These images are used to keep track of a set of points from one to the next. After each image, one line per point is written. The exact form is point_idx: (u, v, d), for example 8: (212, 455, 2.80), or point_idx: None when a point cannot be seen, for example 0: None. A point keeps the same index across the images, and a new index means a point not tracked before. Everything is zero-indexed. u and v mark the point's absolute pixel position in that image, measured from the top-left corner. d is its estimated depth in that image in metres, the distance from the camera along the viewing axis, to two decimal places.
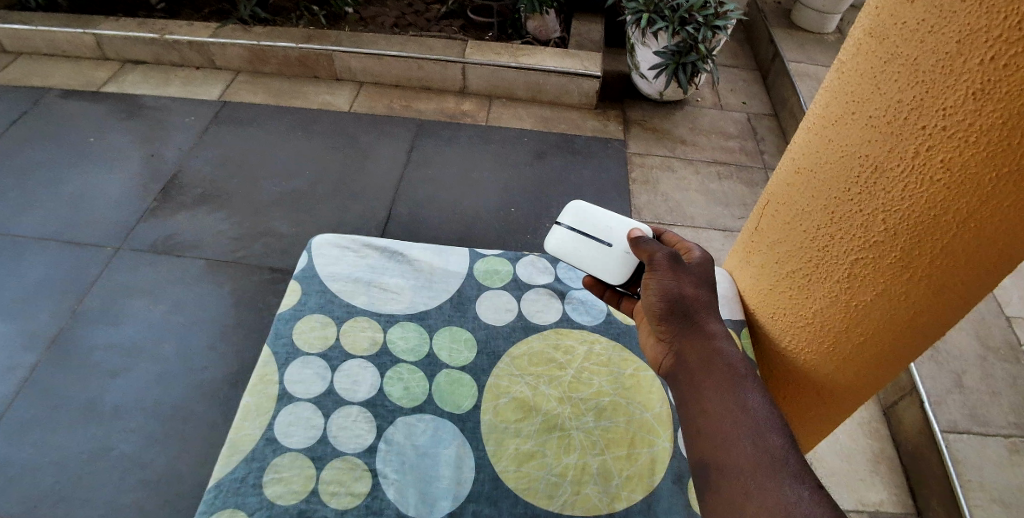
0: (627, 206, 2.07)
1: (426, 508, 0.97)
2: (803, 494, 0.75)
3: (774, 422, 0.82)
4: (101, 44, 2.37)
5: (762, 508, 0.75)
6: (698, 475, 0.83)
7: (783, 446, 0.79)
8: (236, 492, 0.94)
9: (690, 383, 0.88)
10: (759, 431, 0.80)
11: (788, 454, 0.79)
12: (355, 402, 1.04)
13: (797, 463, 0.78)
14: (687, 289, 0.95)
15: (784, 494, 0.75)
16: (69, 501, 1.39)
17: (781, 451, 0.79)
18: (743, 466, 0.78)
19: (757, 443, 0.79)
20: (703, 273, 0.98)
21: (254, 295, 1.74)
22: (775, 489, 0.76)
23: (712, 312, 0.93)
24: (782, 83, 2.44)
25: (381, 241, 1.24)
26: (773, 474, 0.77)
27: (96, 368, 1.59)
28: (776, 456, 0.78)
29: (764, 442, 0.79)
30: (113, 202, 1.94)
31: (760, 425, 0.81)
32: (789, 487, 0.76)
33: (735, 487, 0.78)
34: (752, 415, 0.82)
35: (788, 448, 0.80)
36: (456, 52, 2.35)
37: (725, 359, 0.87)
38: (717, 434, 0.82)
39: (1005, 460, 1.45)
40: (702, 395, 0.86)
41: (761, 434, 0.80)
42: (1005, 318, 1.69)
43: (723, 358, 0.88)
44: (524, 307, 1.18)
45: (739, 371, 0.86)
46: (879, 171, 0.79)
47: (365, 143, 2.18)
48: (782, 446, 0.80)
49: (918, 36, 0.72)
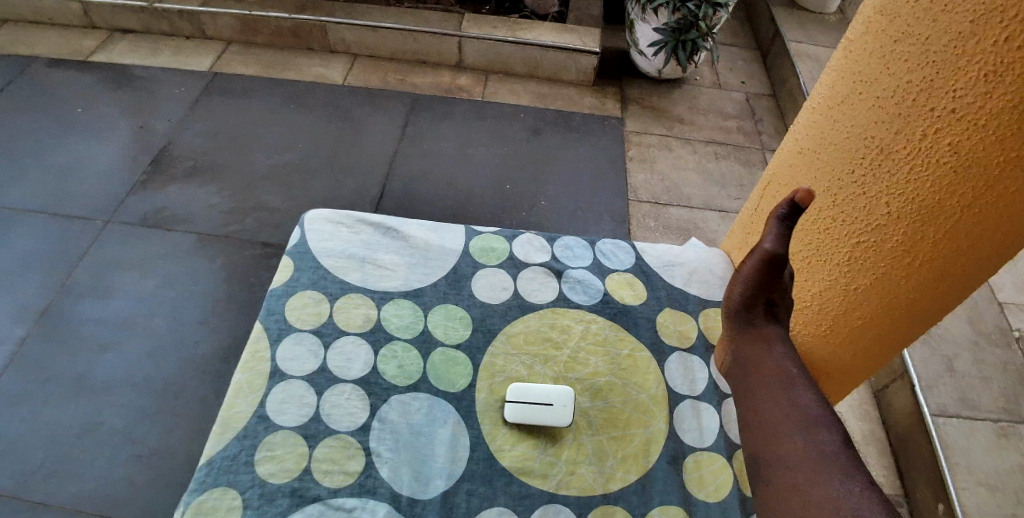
0: (623, 186, 2.05)
1: (420, 487, 0.96)
2: (852, 489, 0.79)
3: (826, 417, 0.86)
4: (89, 12, 2.30)
5: (808, 500, 0.80)
6: (752, 468, 0.89)
7: (835, 443, 0.83)
8: (228, 469, 0.93)
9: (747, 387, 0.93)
10: (809, 426, 0.85)
11: (839, 450, 0.83)
12: (348, 380, 1.03)
13: (848, 459, 0.82)
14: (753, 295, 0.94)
15: (831, 489, 0.79)
16: (61, 475, 1.38)
17: (833, 448, 0.83)
18: (791, 462, 0.84)
19: (802, 440, 0.84)
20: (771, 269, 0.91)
21: (246, 271, 1.72)
22: (824, 484, 0.80)
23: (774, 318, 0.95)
24: (782, 63, 2.42)
25: (376, 217, 1.20)
26: (824, 471, 0.81)
27: (86, 342, 1.57)
28: (828, 453, 0.82)
29: (815, 438, 0.84)
30: (103, 173, 1.91)
31: (810, 420, 0.86)
32: (837, 484, 0.79)
33: (785, 483, 0.83)
34: (802, 411, 0.87)
35: (839, 445, 0.83)
36: (452, 26, 2.30)
37: (774, 363, 0.92)
38: (770, 433, 0.87)
39: (993, 443, 1.47)
40: (757, 396, 0.91)
41: (809, 430, 0.85)
42: (998, 303, 1.69)
43: (772, 362, 0.92)
44: (521, 286, 1.15)
45: (789, 374, 0.91)
46: (885, 152, 0.79)
47: (359, 117, 2.14)
48: (834, 442, 0.83)
49: (931, 15, 0.70)
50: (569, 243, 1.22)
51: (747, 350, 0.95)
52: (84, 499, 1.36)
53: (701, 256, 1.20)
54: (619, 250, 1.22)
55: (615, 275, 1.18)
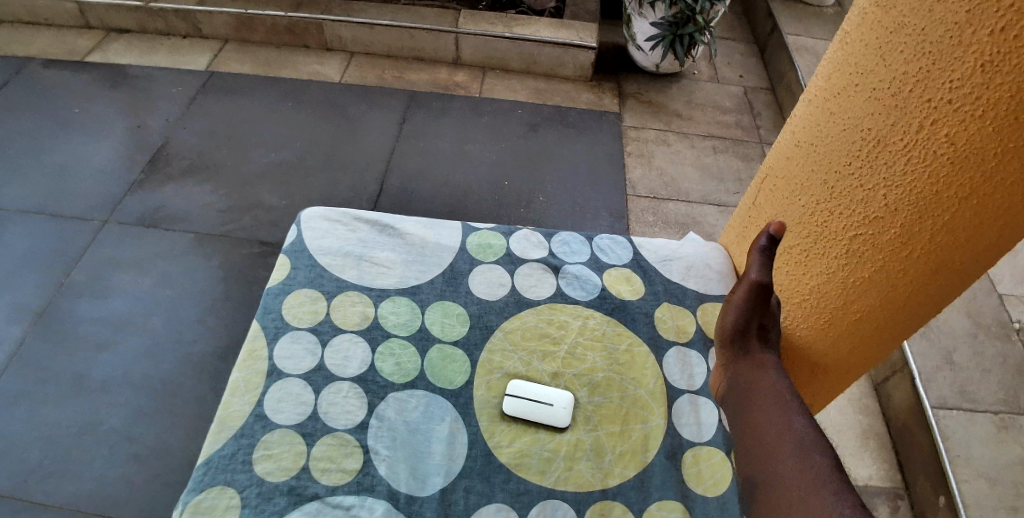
0: (621, 181, 2.04)
1: (418, 484, 0.96)
2: (846, 510, 0.79)
3: (820, 439, 0.87)
4: (84, 11, 2.30)
5: None
6: (748, 489, 0.89)
7: (828, 464, 0.83)
8: (226, 469, 0.93)
9: (744, 409, 0.95)
10: (804, 446, 0.86)
11: (833, 472, 0.83)
12: (346, 378, 1.02)
13: (841, 481, 0.82)
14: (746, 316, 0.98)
15: (825, 506, 0.80)
16: (60, 475, 1.38)
17: (826, 469, 0.83)
18: (788, 481, 0.84)
19: (799, 460, 0.85)
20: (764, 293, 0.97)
21: (244, 270, 1.72)
22: (818, 504, 0.80)
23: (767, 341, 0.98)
24: (780, 56, 2.41)
25: (372, 214, 1.20)
26: (818, 490, 0.81)
27: (84, 342, 1.57)
28: (821, 474, 0.83)
29: (809, 459, 0.84)
30: (100, 173, 1.90)
31: (805, 441, 0.86)
32: (833, 500, 0.80)
33: (782, 502, 0.83)
34: (797, 431, 0.87)
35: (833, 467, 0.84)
36: (448, 22, 2.30)
37: (771, 385, 0.94)
38: (767, 453, 0.88)
39: (993, 436, 1.47)
40: (754, 417, 0.92)
41: (805, 451, 0.85)
42: (997, 295, 1.69)
43: (769, 385, 0.94)
44: (517, 282, 1.15)
45: (785, 395, 0.92)
46: (882, 145, 0.79)
47: (355, 114, 2.13)
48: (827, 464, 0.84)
49: (927, 5, 0.70)
50: (566, 239, 1.22)
51: (743, 374, 0.98)
52: (83, 498, 1.36)
53: (698, 250, 1.19)
54: (617, 245, 1.21)
55: (612, 270, 1.18)
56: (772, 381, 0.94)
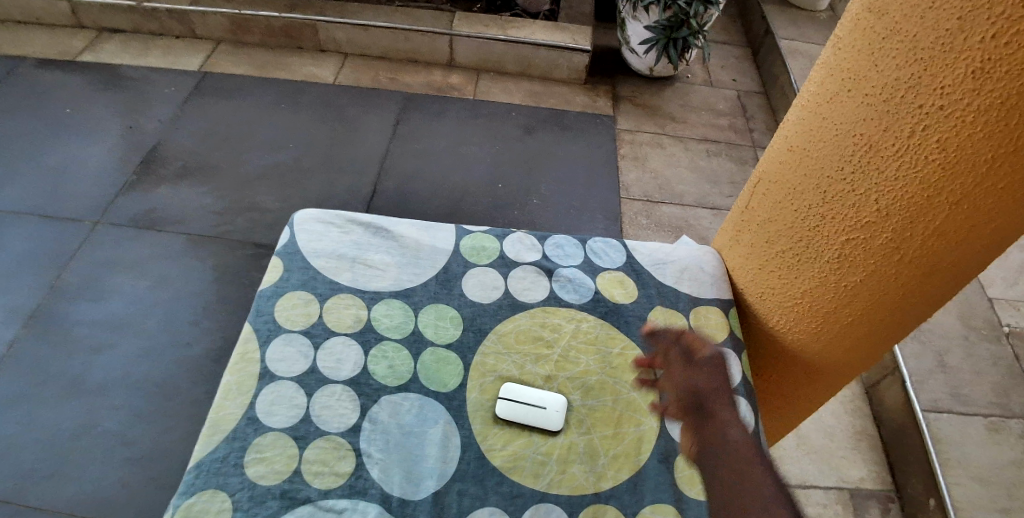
0: (616, 184, 2.05)
1: (412, 487, 0.92)
2: None
3: (784, 501, 0.94)
4: (77, 12, 2.28)
5: None
6: None
7: None
8: (218, 472, 0.90)
9: (715, 466, 0.96)
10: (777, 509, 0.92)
11: None
12: (338, 381, 0.99)
13: None
14: (701, 381, 1.04)
15: None
16: (53, 479, 1.37)
17: None
18: None
19: None
20: (714, 366, 1.05)
21: (238, 271, 1.72)
22: None
23: (721, 401, 1.02)
24: (773, 60, 2.42)
25: (366, 216, 1.17)
26: None
27: (77, 344, 1.56)
28: None
29: None
30: (93, 174, 1.89)
31: (777, 505, 0.93)
32: None
33: None
34: (770, 495, 0.94)
35: None
36: (444, 24, 2.30)
37: (739, 446, 0.98)
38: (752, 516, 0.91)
39: (985, 438, 1.47)
40: (728, 478, 0.95)
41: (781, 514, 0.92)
42: (988, 298, 1.70)
43: (737, 445, 0.98)
44: (512, 285, 1.12)
45: (751, 456, 0.98)
46: (874, 151, 0.79)
47: (350, 116, 2.13)
48: None
49: (918, 12, 0.70)
50: (560, 242, 1.19)
51: (707, 431, 0.99)
52: (76, 502, 1.35)
53: (693, 253, 1.17)
54: (610, 248, 1.19)
55: (606, 273, 1.15)
56: (738, 440, 0.98)
